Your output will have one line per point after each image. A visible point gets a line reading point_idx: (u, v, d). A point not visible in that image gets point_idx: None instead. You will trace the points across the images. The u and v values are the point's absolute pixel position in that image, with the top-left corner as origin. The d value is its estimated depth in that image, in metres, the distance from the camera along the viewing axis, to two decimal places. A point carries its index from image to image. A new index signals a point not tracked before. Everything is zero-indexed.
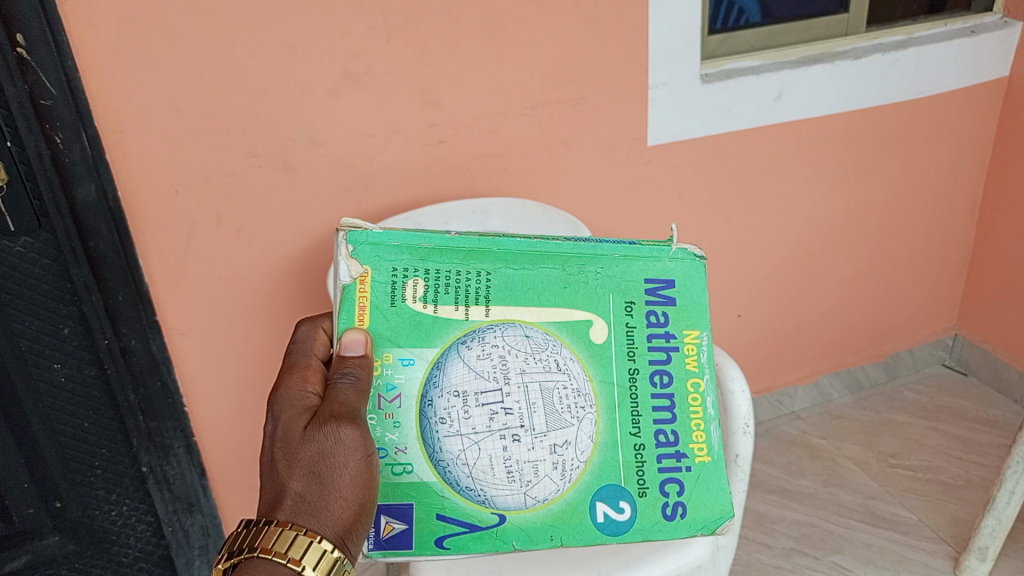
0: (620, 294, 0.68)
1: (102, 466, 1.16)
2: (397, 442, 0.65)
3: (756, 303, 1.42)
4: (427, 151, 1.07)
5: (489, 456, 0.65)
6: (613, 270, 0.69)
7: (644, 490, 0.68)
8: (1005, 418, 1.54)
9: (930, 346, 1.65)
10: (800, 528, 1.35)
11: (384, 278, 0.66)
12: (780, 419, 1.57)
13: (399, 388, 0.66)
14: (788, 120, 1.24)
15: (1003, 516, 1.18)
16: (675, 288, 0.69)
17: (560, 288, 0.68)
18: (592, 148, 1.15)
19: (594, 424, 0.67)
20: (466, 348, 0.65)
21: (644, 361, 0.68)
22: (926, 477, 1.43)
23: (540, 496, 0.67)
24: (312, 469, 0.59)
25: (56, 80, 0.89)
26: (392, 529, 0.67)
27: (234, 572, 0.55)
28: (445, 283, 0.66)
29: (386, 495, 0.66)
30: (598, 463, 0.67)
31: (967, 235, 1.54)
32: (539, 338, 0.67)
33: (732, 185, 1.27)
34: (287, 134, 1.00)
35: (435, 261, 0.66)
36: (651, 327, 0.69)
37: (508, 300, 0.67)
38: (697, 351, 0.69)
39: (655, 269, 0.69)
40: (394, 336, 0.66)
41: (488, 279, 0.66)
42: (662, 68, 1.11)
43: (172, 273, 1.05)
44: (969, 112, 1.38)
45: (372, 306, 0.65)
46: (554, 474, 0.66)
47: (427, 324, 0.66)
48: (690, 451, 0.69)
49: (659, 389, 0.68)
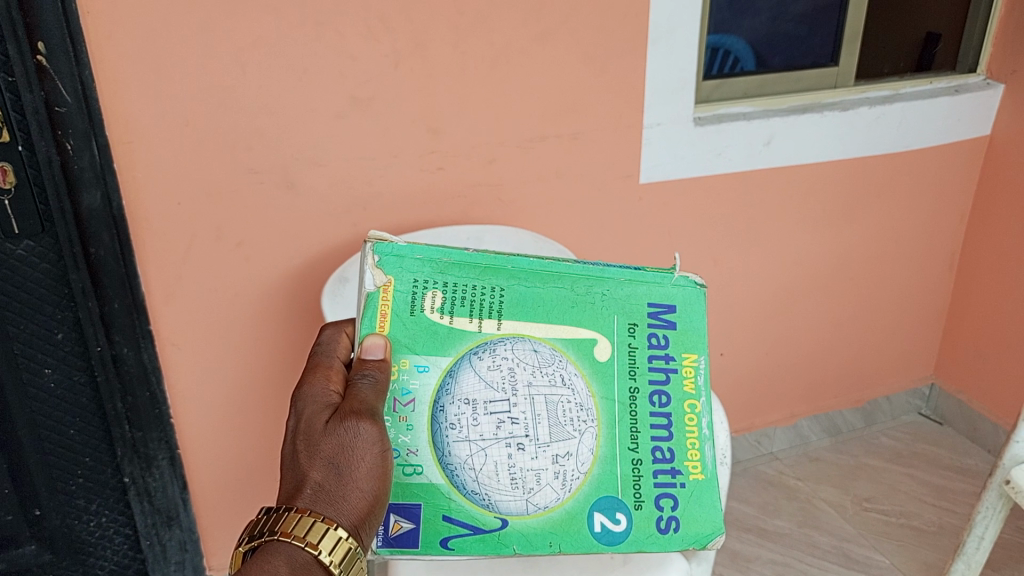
0: (624, 316, 0.70)
1: (84, 474, 1.14)
2: (408, 444, 0.67)
3: (742, 343, 1.45)
4: (428, 178, 1.08)
5: (495, 462, 0.67)
6: (617, 292, 0.70)
7: (640, 503, 0.69)
8: (976, 467, 1.57)
9: (908, 394, 1.69)
10: (774, 567, 1.37)
11: (405, 289, 0.67)
12: (757, 459, 1.60)
13: (413, 393, 0.67)
14: (777, 166, 1.28)
15: (973, 561, 1.21)
16: (676, 313, 0.71)
17: (569, 307, 0.69)
18: (589, 182, 1.17)
19: (595, 438, 0.69)
20: (477, 359, 0.67)
21: (645, 380, 0.70)
22: (899, 521, 1.45)
23: (542, 504, 0.68)
24: (332, 460, 0.61)
25: (72, 88, 0.88)
26: (400, 528, 0.68)
27: (254, 554, 0.57)
28: (461, 296, 0.68)
29: (397, 495, 0.67)
30: (598, 475, 0.69)
31: (947, 286, 1.58)
32: (546, 353, 0.69)
33: (722, 226, 1.30)
34: (292, 153, 1.00)
35: (453, 275, 0.67)
36: (652, 347, 0.71)
37: (520, 316, 0.68)
38: (694, 373, 0.71)
39: (658, 294, 0.71)
40: (410, 343, 0.67)
41: (502, 294, 0.68)
42: (659, 108, 1.15)
43: (169, 285, 1.03)
44: (950, 166, 1.43)
45: (393, 313, 0.67)
46: (555, 483, 0.68)
47: (442, 334, 0.67)
48: (686, 468, 0.70)
49: (658, 408, 0.70)
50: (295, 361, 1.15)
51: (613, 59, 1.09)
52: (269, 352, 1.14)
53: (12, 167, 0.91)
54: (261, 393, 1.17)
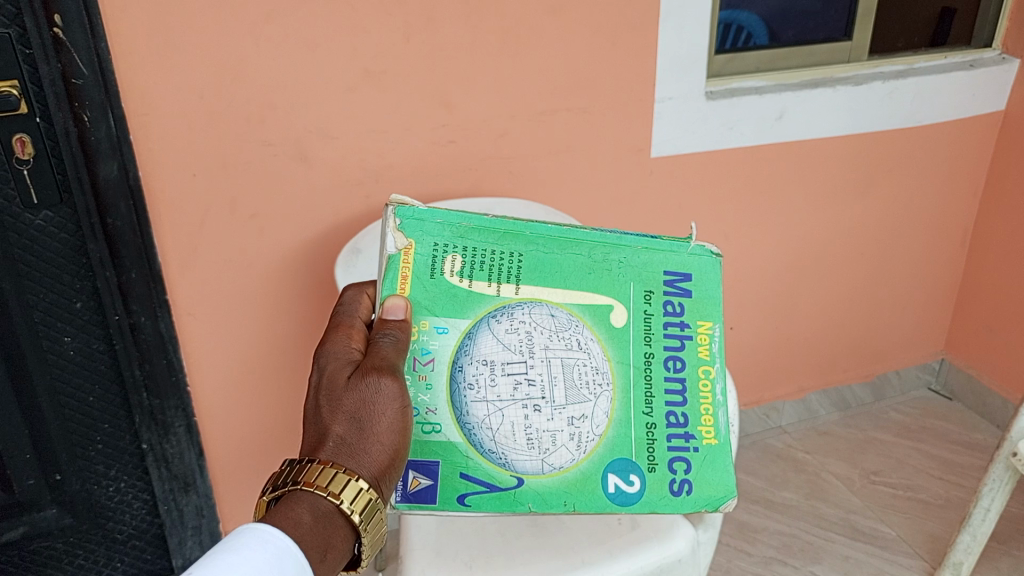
0: (640, 283, 0.71)
1: (104, 440, 1.16)
2: (427, 403, 0.69)
3: (752, 317, 1.46)
4: (440, 151, 1.09)
5: (512, 422, 0.69)
6: (634, 260, 0.71)
7: (653, 466, 0.71)
8: (986, 441, 1.58)
9: (918, 369, 1.69)
10: (782, 538, 1.39)
11: (427, 252, 0.68)
12: (766, 432, 1.61)
13: (433, 353, 0.69)
14: (789, 140, 1.28)
15: (978, 533, 1.22)
16: (692, 281, 0.72)
17: (586, 274, 0.70)
18: (600, 155, 1.17)
19: (610, 401, 0.70)
20: (496, 322, 0.69)
21: (660, 346, 0.71)
22: (906, 494, 1.47)
23: (557, 464, 0.70)
24: (354, 415, 0.62)
25: (88, 60, 0.89)
26: (419, 484, 0.70)
27: (277, 503, 0.58)
28: (480, 261, 0.69)
29: (415, 452, 0.69)
30: (612, 438, 0.70)
31: (958, 262, 1.58)
32: (563, 318, 0.70)
33: (733, 200, 1.30)
34: (305, 126, 1.01)
35: (472, 239, 0.69)
36: (668, 314, 0.71)
37: (538, 280, 0.70)
38: (709, 341, 0.72)
39: (674, 262, 0.72)
40: (430, 305, 0.68)
41: (520, 259, 0.69)
42: (671, 83, 1.15)
43: (185, 255, 1.05)
44: (964, 141, 1.42)
45: (414, 275, 0.68)
46: (571, 444, 0.70)
47: (462, 296, 0.68)
48: (699, 433, 0.71)
49: (673, 373, 0.71)
50: (308, 330, 1.17)
51: (624, 33, 1.09)
52: (282, 321, 1.15)
53: (31, 138, 0.93)
54: (275, 361, 1.18)
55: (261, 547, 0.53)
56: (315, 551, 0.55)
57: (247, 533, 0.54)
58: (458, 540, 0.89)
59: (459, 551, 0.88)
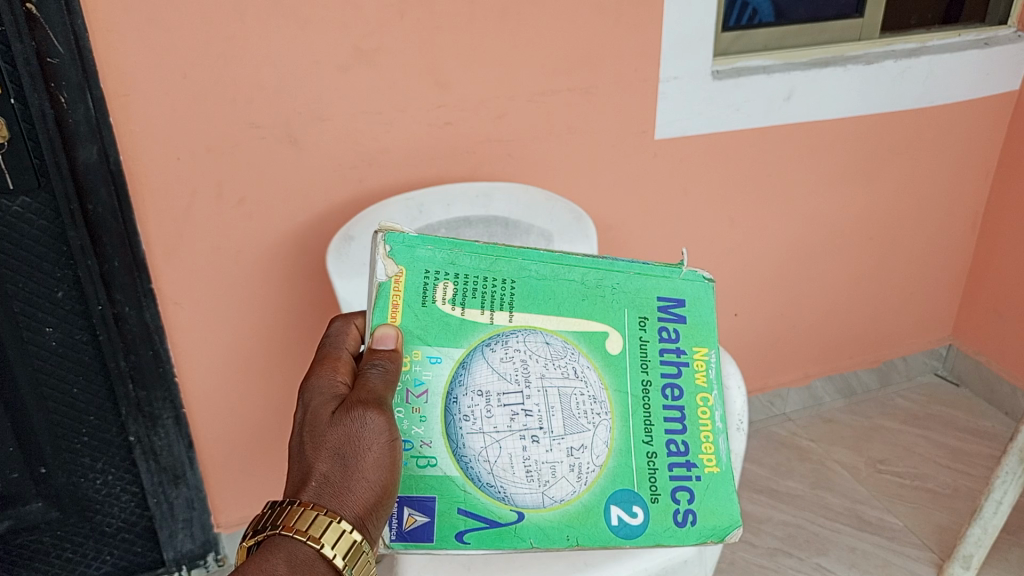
0: (635, 309, 0.68)
1: (89, 433, 1.12)
2: (422, 435, 0.66)
3: (757, 302, 1.42)
4: (435, 132, 1.04)
5: (510, 454, 0.66)
6: (628, 285, 0.69)
7: (656, 496, 0.68)
8: (994, 430, 1.55)
9: (924, 355, 1.66)
10: (787, 529, 1.36)
11: (417, 278, 0.65)
12: (770, 420, 1.58)
13: (426, 384, 0.65)
14: (796, 122, 1.24)
15: (989, 526, 1.19)
16: (686, 307, 0.70)
17: (580, 300, 0.67)
18: (602, 137, 1.13)
19: (610, 431, 0.67)
20: (491, 351, 0.66)
21: (656, 373, 0.69)
22: (914, 483, 1.44)
23: (558, 496, 0.67)
24: (338, 451, 0.59)
25: (64, 38, 0.84)
26: (415, 521, 0.66)
27: (257, 549, 0.55)
28: (473, 288, 0.66)
29: (409, 487, 0.66)
30: (613, 468, 0.67)
31: (967, 246, 1.55)
32: (558, 345, 0.67)
33: (738, 182, 1.26)
34: (294, 107, 0.97)
35: (463, 266, 0.66)
36: (663, 341, 0.69)
37: (530, 307, 0.66)
38: (705, 367, 0.69)
39: (667, 288, 0.70)
40: (423, 334, 0.65)
41: (513, 286, 0.66)
42: (676, 61, 1.11)
43: (170, 242, 1.00)
44: (977, 122, 1.38)
45: (404, 303, 0.65)
46: (571, 475, 0.67)
47: (454, 325, 0.65)
48: (700, 461, 0.69)
49: (671, 401, 0.69)
50: (302, 320, 1.13)
51: (629, 10, 1.05)
52: (272, 310, 1.11)
53: (6, 121, 0.87)
54: (267, 350, 1.14)
55: None
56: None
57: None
58: None
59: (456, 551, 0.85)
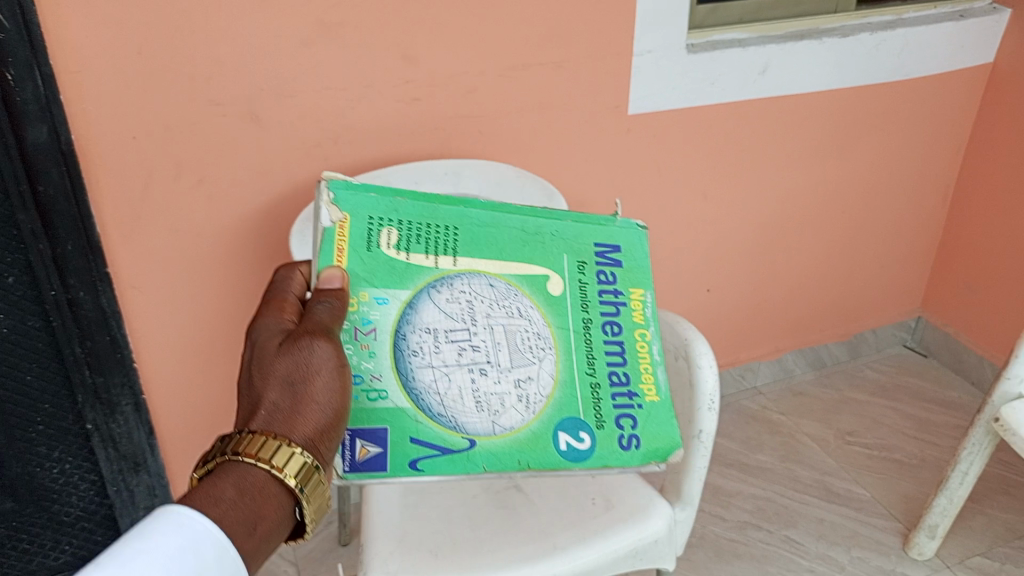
0: (572, 254, 0.73)
1: (45, 421, 1.09)
2: (372, 369, 0.66)
3: (729, 277, 1.41)
4: (403, 109, 1.01)
5: (459, 386, 0.67)
6: (565, 232, 0.74)
7: (601, 423, 0.69)
8: (961, 400, 1.56)
9: (894, 327, 1.67)
10: (756, 502, 1.36)
11: (362, 224, 0.68)
12: (740, 393, 1.58)
13: (375, 323, 0.67)
14: (770, 96, 1.22)
15: (954, 496, 1.19)
16: (621, 253, 0.75)
17: (520, 246, 0.72)
18: (574, 113, 1.10)
19: (555, 363, 0.69)
20: (437, 292, 0.68)
21: (595, 312, 0.72)
22: (881, 454, 1.45)
23: (507, 425, 0.67)
24: (287, 379, 0.60)
25: (9, 11, 0.79)
26: (367, 452, 0.66)
27: (208, 477, 0.55)
28: (417, 234, 0.69)
29: (359, 419, 0.66)
30: (560, 398, 0.69)
31: (938, 219, 1.55)
32: (501, 288, 0.70)
33: (713, 157, 1.24)
34: (256, 83, 0.93)
35: (406, 215, 0.70)
36: (601, 283, 0.73)
37: (474, 252, 0.70)
38: (642, 306, 0.73)
39: (603, 235, 0.75)
40: (369, 277, 0.67)
41: (455, 232, 0.71)
42: (650, 34, 1.08)
43: (127, 223, 0.97)
44: (950, 95, 1.37)
45: (351, 248, 0.67)
46: (519, 404, 0.68)
47: (401, 268, 0.68)
48: (642, 390, 0.71)
49: (611, 337, 0.72)
50: None
51: None
52: (234, 291, 1.08)
53: None
54: (230, 331, 1.11)
55: (176, 532, 0.47)
56: (245, 522, 0.51)
57: (152, 522, 0.47)
58: (422, 524, 0.85)
59: (424, 534, 0.84)
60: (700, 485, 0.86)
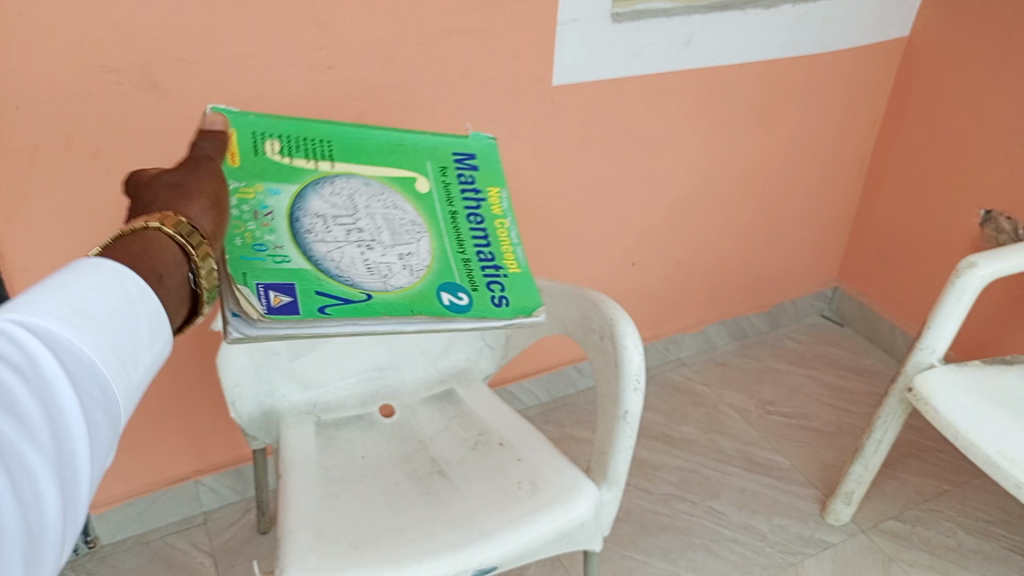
0: (434, 160, 0.77)
1: None
2: (274, 241, 0.71)
3: (654, 250, 1.40)
4: (316, 79, 0.96)
5: (350, 258, 0.72)
6: (425, 144, 0.77)
7: (474, 285, 0.74)
8: (875, 367, 1.59)
9: (813, 297, 1.69)
10: (681, 474, 1.36)
11: (246, 137, 0.72)
12: (665, 365, 1.58)
13: (271, 208, 0.72)
14: (695, 68, 1.20)
15: (870, 464, 1.20)
16: (477, 160, 0.79)
17: (388, 152, 0.76)
18: (496, 83, 1.06)
19: (430, 242, 0.75)
20: (320, 188, 0.73)
21: (459, 205, 0.77)
22: (800, 423, 1.47)
23: (396, 284, 0.72)
24: (172, 184, 0.59)
25: None
26: (280, 300, 0.68)
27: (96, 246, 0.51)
28: (296, 142, 0.74)
29: (267, 275, 0.69)
30: (437, 267, 0.73)
31: (855, 190, 1.56)
32: (376, 185, 0.75)
33: (637, 129, 1.22)
34: (153, 49, 0.86)
35: (283, 128, 0.74)
36: (463, 185, 0.78)
37: (349, 159, 0.75)
38: (499, 201, 0.78)
39: (460, 146, 0.79)
40: (260, 173, 0.72)
41: (330, 144, 0.75)
42: (575, 2, 1.05)
43: (13, 200, 0.89)
44: (868, 66, 1.38)
45: (240, 151, 0.72)
46: (404, 270, 0.73)
47: (286, 169, 0.73)
48: (505, 264, 0.76)
49: (475, 225, 0.77)
50: None
51: None
52: None
53: None
54: None
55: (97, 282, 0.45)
56: (149, 272, 0.49)
57: (77, 263, 0.45)
58: (343, 521, 0.81)
59: (344, 530, 0.79)
60: (627, 463, 0.84)
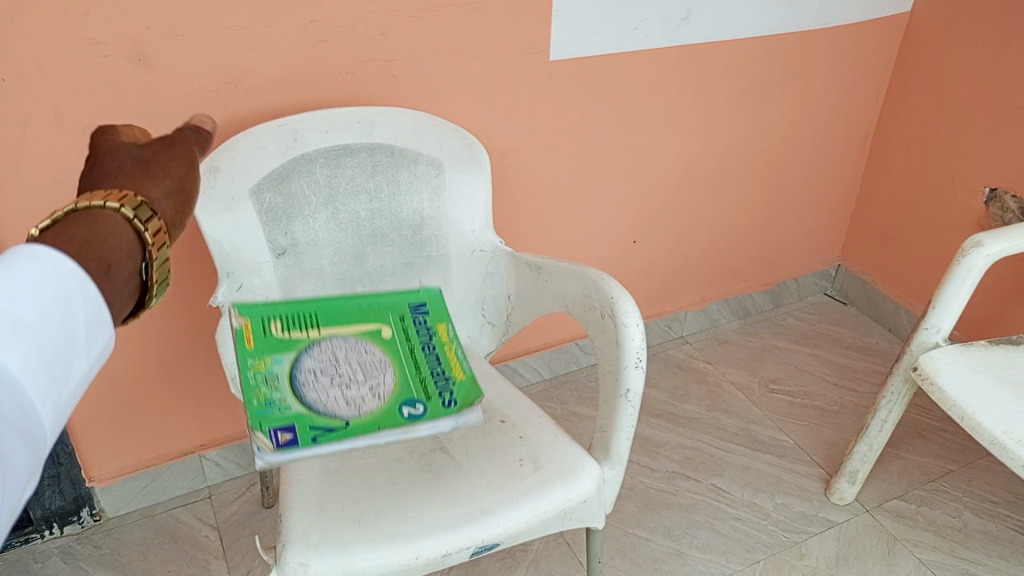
0: (394, 313, 0.85)
1: None
2: (276, 393, 0.74)
3: (654, 227, 1.40)
4: (308, 52, 0.97)
5: (331, 396, 0.75)
6: (387, 299, 0.87)
7: (427, 394, 0.77)
8: (880, 346, 1.59)
9: (816, 276, 1.69)
10: (683, 452, 1.37)
11: (255, 322, 0.81)
12: (667, 343, 1.59)
13: (276, 371, 0.76)
14: (693, 43, 1.20)
15: (874, 443, 1.20)
16: (429, 308, 0.87)
17: (357, 313, 0.84)
18: (490, 58, 1.07)
19: (394, 375, 0.78)
20: (308, 353, 0.78)
21: (417, 340, 0.83)
22: (803, 401, 1.47)
23: (365, 408, 0.74)
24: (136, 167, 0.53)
25: None
26: (284, 437, 0.71)
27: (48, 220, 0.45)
28: (291, 321, 0.81)
29: (270, 419, 0.72)
30: (397, 390, 0.76)
31: (857, 167, 1.56)
32: (353, 339, 0.80)
33: (634, 105, 1.22)
34: (143, 22, 0.87)
35: (283, 311, 0.83)
36: (418, 328, 0.84)
37: (332, 325, 0.81)
38: (448, 331, 0.85)
39: (414, 298, 0.88)
40: (264, 351, 0.78)
41: (315, 315, 0.82)
42: None
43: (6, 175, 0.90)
44: (868, 42, 1.38)
45: (252, 336, 0.79)
46: (370, 396, 0.75)
47: (283, 342, 0.79)
48: (455, 378, 0.80)
49: (431, 348, 0.82)
50: None
51: None
52: None
53: None
54: None
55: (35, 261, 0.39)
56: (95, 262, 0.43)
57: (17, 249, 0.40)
58: (345, 497, 0.81)
59: (347, 507, 0.79)
60: (629, 441, 0.84)
